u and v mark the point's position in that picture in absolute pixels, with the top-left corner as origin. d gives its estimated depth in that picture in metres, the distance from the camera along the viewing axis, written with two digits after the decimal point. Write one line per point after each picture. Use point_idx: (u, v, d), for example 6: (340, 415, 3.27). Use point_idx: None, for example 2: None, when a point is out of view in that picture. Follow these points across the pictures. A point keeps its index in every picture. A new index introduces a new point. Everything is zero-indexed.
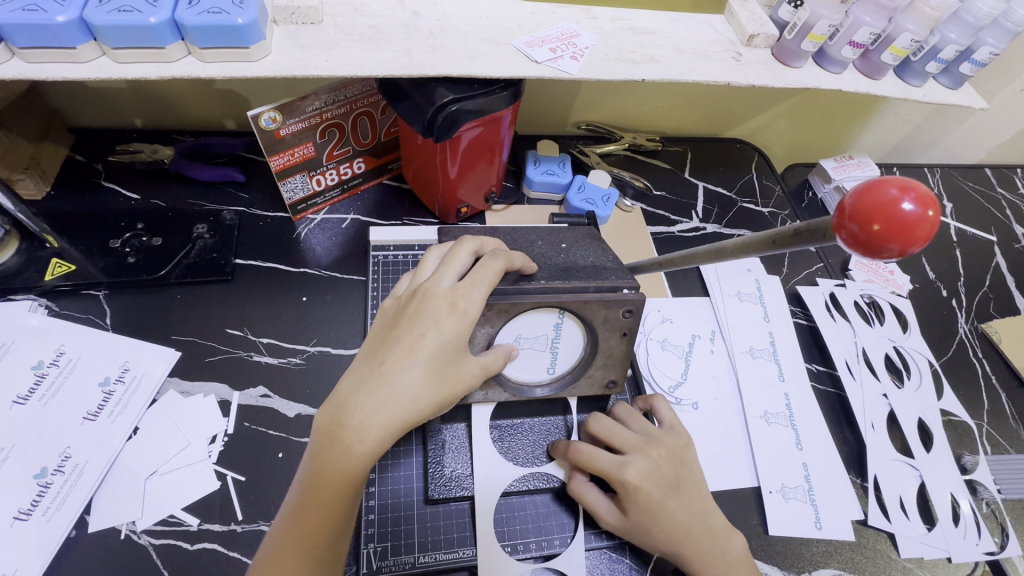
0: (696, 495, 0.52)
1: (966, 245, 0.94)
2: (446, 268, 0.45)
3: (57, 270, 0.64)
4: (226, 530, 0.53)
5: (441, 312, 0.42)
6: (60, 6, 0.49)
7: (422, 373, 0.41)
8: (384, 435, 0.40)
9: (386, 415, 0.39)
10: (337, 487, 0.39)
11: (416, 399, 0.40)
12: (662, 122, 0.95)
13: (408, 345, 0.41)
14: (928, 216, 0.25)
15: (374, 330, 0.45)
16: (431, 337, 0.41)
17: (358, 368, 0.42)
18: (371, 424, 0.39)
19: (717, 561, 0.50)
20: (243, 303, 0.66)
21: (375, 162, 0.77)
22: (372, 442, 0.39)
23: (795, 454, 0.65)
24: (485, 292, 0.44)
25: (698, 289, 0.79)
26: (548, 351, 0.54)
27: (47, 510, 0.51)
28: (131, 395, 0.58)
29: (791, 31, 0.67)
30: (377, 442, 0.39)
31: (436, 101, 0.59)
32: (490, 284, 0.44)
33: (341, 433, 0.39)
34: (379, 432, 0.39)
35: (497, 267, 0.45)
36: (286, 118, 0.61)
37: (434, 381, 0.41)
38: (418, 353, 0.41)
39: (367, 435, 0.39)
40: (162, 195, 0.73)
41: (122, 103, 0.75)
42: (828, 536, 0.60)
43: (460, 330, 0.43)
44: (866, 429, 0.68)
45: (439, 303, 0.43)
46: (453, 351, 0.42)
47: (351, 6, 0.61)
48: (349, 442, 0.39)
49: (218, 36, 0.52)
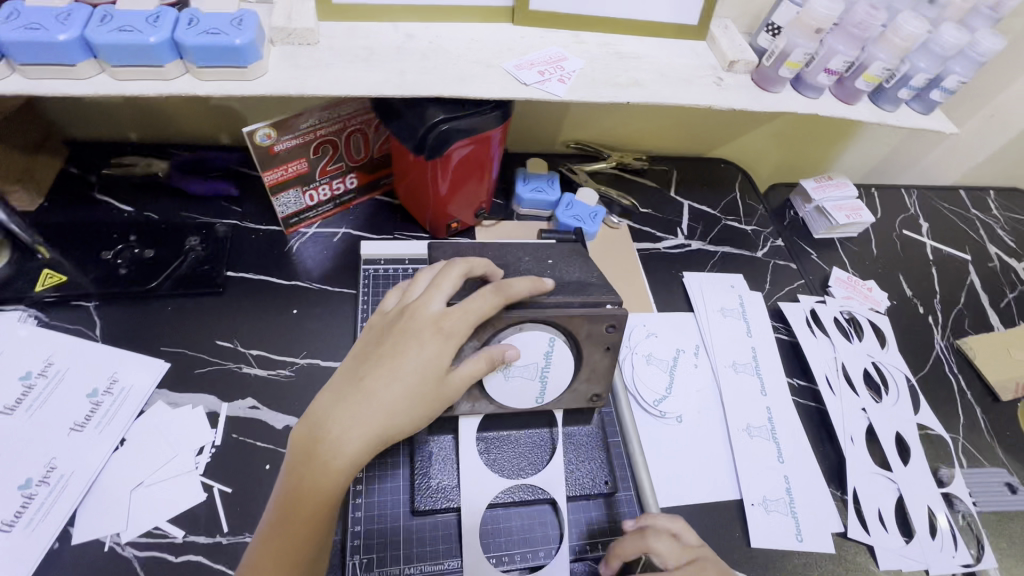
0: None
1: (941, 264, 0.97)
2: (436, 291, 0.48)
3: (48, 280, 0.65)
4: (211, 542, 0.53)
5: (425, 334, 0.46)
6: (61, 25, 0.50)
7: (400, 392, 0.44)
8: (361, 449, 0.43)
9: (361, 429, 0.43)
10: (314, 501, 0.42)
11: (393, 416, 0.44)
12: (648, 142, 0.98)
13: (389, 364, 0.45)
14: None
15: (361, 346, 0.49)
16: (413, 358, 0.45)
17: (341, 385, 0.46)
18: (349, 439, 0.43)
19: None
20: (233, 315, 0.67)
21: (367, 177, 0.79)
22: (349, 456, 0.43)
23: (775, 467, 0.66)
24: (471, 318, 0.47)
25: (683, 305, 0.80)
26: (537, 379, 0.54)
27: (30, 521, 0.50)
28: (119, 406, 0.58)
29: (769, 58, 0.70)
30: (353, 456, 0.43)
31: (427, 121, 0.61)
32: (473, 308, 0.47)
33: (320, 447, 0.42)
34: (354, 446, 0.43)
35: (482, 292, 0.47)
36: (281, 134, 0.63)
37: (413, 399, 0.45)
38: (399, 372, 0.45)
39: (344, 448, 0.42)
40: (156, 207, 0.74)
41: (118, 117, 0.77)
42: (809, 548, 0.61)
43: (441, 351, 0.46)
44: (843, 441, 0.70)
45: (425, 325, 0.46)
46: (432, 372, 0.46)
47: (347, 28, 0.63)
48: (326, 455, 0.42)
49: (216, 56, 0.54)
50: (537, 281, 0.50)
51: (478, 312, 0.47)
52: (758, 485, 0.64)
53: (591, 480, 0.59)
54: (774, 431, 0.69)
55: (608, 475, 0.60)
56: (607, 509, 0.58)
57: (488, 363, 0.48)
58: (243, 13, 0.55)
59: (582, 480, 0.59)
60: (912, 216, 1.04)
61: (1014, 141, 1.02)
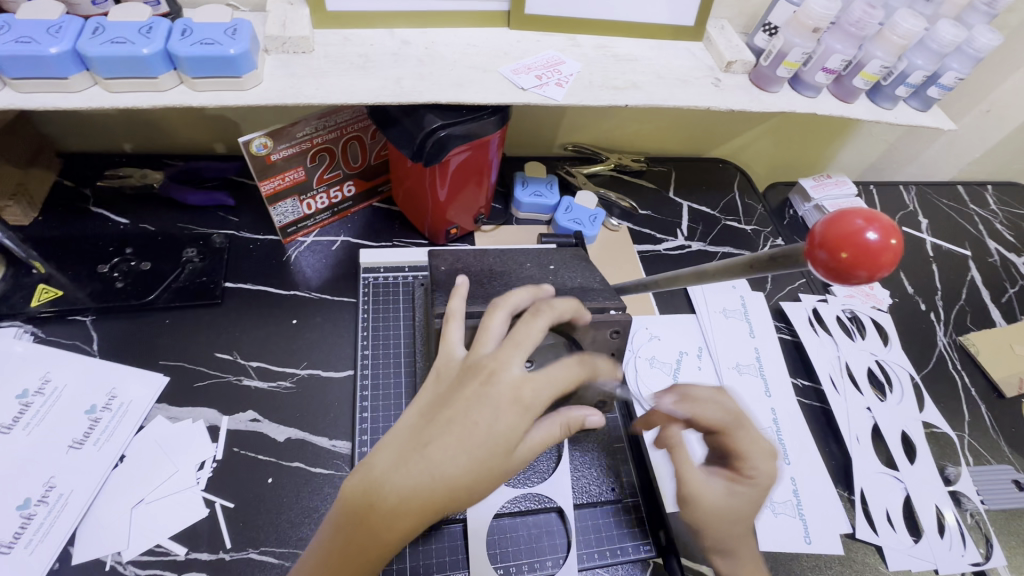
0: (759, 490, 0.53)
1: (942, 260, 0.96)
2: (522, 348, 0.40)
3: (43, 296, 0.64)
4: (214, 558, 0.52)
5: (501, 402, 0.38)
6: (53, 38, 0.50)
7: (470, 468, 0.37)
8: (414, 524, 0.37)
9: (419, 505, 0.37)
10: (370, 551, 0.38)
11: (460, 496, 0.37)
12: (646, 143, 0.97)
13: (457, 428, 0.38)
14: (891, 244, 0.25)
15: (425, 399, 0.41)
16: (484, 426, 0.38)
17: (399, 443, 0.39)
18: (412, 511, 0.37)
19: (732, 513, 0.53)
20: (232, 327, 0.66)
21: (365, 184, 0.78)
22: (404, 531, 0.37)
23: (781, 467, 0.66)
24: (552, 392, 0.40)
25: (685, 307, 0.80)
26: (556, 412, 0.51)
27: (30, 542, 0.50)
28: (118, 423, 0.57)
29: (766, 58, 0.70)
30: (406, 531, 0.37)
31: (425, 127, 0.61)
32: (531, 348, 0.40)
33: (373, 514, 0.37)
34: (411, 521, 0.37)
35: (540, 327, 0.41)
36: (277, 143, 0.62)
37: (485, 475, 0.38)
38: (471, 445, 0.37)
39: (398, 521, 0.37)
40: (152, 219, 0.74)
41: (112, 129, 0.76)
42: (818, 550, 0.61)
43: (518, 424, 0.38)
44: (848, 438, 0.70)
45: (504, 392, 0.38)
46: (508, 448, 0.38)
47: (342, 36, 0.63)
48: (380, 522, 0.37)
49: (210, 66, 0.53)
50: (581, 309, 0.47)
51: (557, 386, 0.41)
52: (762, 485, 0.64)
53: (597, 488, 0.58)
54: (780, 431, 0.69)
55: (614, 482, 0.59)
56: (614, 515, 0.57)
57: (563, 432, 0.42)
58: (238, 22, 0.55)
59: (589, 487, 0.58)
60: (911, 213, 1.04)
61: (1011, 135, 1.02)
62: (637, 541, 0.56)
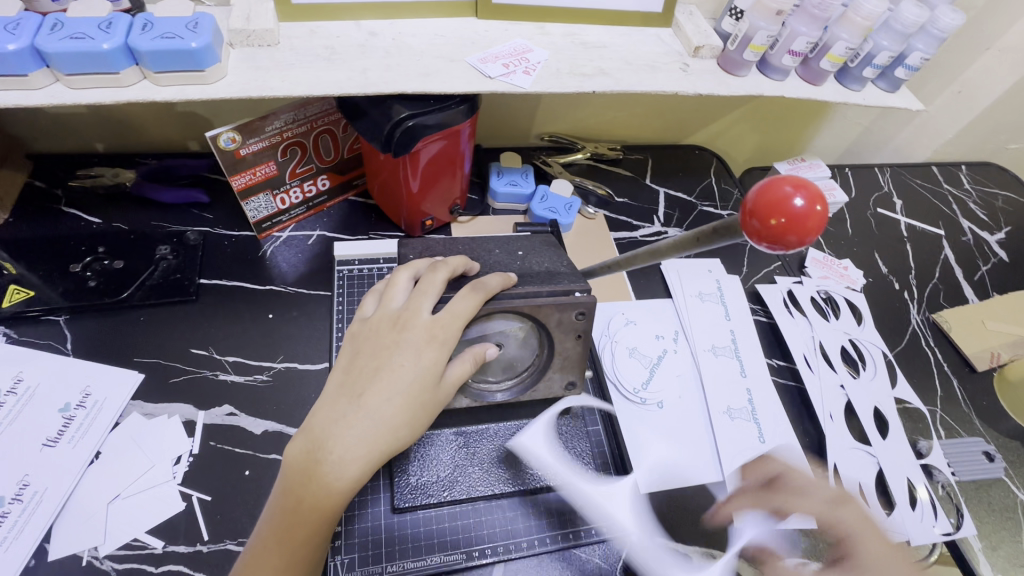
0: None
1: (915, 240, 0.98)
2: (428, 295, 0.47)
3: (15, 296, 0.64)
4: (191, 551, 0.52)
5: (419, 344, 0.45)
6: (10, 35, 0.49)
7: (401, 407, 0.43)
8: (363, 469, 0.42)
9: (366, 449, 0.42)
10: (315, 504, 0.41)
11: (399, 429, 0.43)
12: (622, 132, 0.98)
13: (384, 374, 0.43)
14: (817, 209, 0.25)
15: (349, 357, 0.46)
16: (408, 367, 0.44)
17: (332, 402, 0.43)
18: (357, 453, 0.41)
19: None
20: (208, 323, 0.67)
21: (339, 178, 0.78)
22: (353, 477, 0.41)
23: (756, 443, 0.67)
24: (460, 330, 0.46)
25: (661, 292, 0.81)
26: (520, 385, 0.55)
27: (4, 540, 0.50)
28: (92, 420, 0.57)
29: (733, 42, 0.71)
30: (356, 477, 0.41)
31: (393, 118, 0.61)
32: (438, 292, 0.47)
33: (319, 470, 0.41)
34: (359, 465, 0.41)
35: (441, 277, 0.48)
36: (246, 138, 0.62)
37: (416, 411, 0.44)
38: (399, 384, 0.43)
39: (347, 469, 0.41)
40: (124, 218, 0.73)
41: (82, 128, 0.76)
42: None
43: (438, 360, 0.45)
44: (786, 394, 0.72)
45: (419, 333, 0.45)
46: (431, 381, 0.45)
47: (308, 28, 0.63)
48: (329, 476, 0.41)
49: (173, 60, 0.53)
50: (505, 277, 0.49)
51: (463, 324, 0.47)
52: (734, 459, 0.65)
53: (570, 467, 0.59)
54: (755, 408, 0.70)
55: (585, 462, 0.60)
56: (587, 496, 0.58)
57: (474, 366, 0.48)
58: (199, 16, 0.55)
59: (561, 468, 0.59)
60: (885, 194, 1.05)
61: (983, 115, 1.03)
62: (612, 521, 0.57)
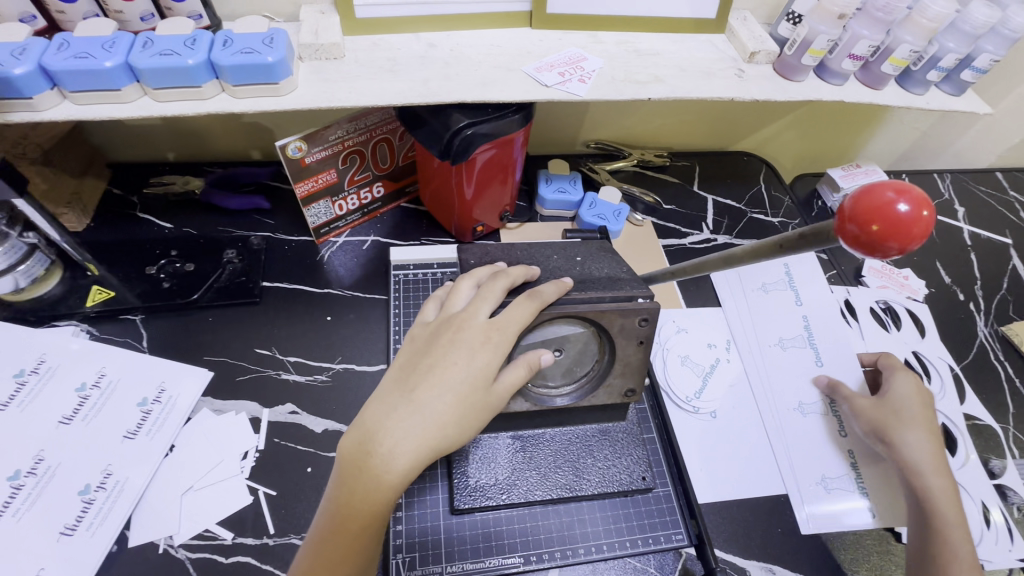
0: None
1: (980, 249, 0.94)
2: (486, 300, 0.48)
3: (97, 296, 0.68)
4: (259, 543, 0.54)
5: (474, 344, 0.45)
6: (107, 53, 0.53)
7: (454, 405, 0.43)
8: (411, 464, 0.42)
9: (416, 445, 0.42)
10: (365, 497, 0.41)
11: (449, 428, 0.43)
12: (669, 138, 0.97)
13: (438, 372, 0.44)
14: (923, 215, 0.25)
15: (406, 357, 0.47)
16: (462, 366, 0.44)
17: (386, 396, 0.44)
18: (406, 447, 0.42)
19: None
20: (271, 324, 0.69)
21: (393, 185, 0.80)
22: (401, 471, 0.41)
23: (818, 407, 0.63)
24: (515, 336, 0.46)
25: (711, 299, 0.79)
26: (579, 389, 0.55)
27: (91, 526, 0.52)
28: (167, 415, 0.60)
29: (791, 47, 0.69)
30: (404, 471, 0.42)
31: (452, 126, 0.62)
32: (496, 298, 0.48)
33: (368, 461, 0.41)
34: (407, 459, 0.42)
35: (500, 284, 0.49)
36: (311, 146, 0.65)
37: (470, 412, 0.44)
38: (451, 382, 0.44)
39: (396, 463, 0.41)
40: (193, 223, 0.77)
41: (156, 139, 0.80)
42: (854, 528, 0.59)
43: (491, 362, 0.45)
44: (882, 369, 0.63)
45: (474, 335, 0.46)
46: (483, 383, 0.45)
47: (370, 41, 0.65)
48: (378, 468, 0.41)
49: (250, 74, 0.56)
50: (560, 282, 0.49)
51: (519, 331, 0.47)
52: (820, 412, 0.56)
53: (627, 476, 0.57)
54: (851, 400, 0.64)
55: (645, 471, 0.58)
56: (644, 505, 0.57)
57: (526, 373, 0.48)
58: (274, 32, 0.58)
59: (619, 476, 0.57)
60: (946, 201, 1.01)
61: None
62: (669, 531, 0.56)
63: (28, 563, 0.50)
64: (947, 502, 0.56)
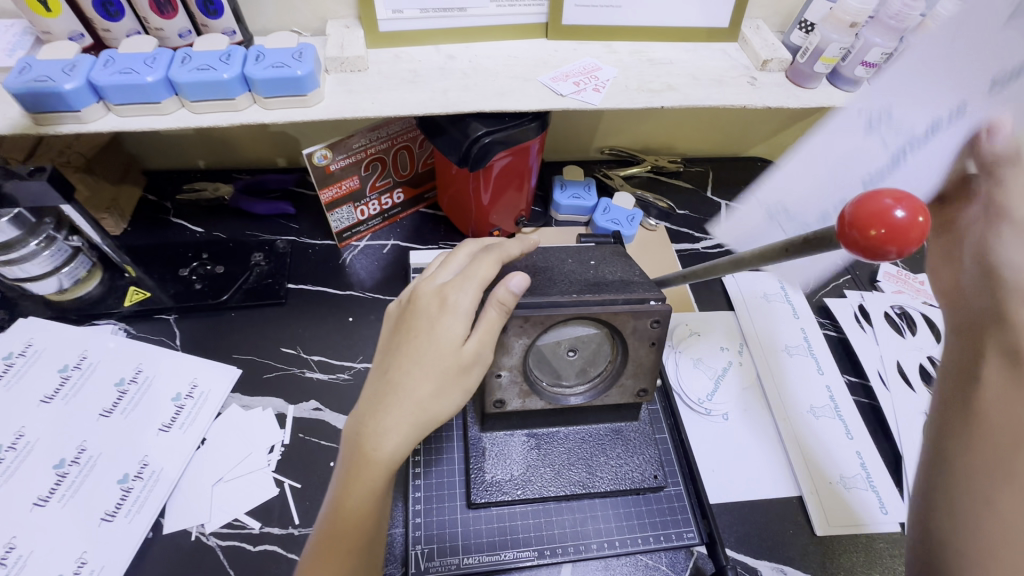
0: None
1: None
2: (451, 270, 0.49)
3: (135, 296, 0.71)
4: (285, 533, 0.57)
5: (436, 308, 0.46)
6: (150, 68, 0.57)
7: (427, 370, 0.44)
8: (399, 439, 0.43)
9: (398, 420, 0.44)
10: (364, 481, 0.43)
11: (426, 395, 0.44)
12: (683, 145, 0.99)
13: (408, 345, 0.45)
14: (919, 221, 0.26)
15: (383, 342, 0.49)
16: (429, 333, 0.45)
17: (370, 385, 0.47)
18: (390, 424, 0.43)
19: None
20: (296, 324, 0.72)
21: (413, 191, 0.83)
22: (389, 447, 0.43)
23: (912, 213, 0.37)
24: (478, 292, 0.47)
25: (723, 304, 0.80)
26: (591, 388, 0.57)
27: (129, 513, 0.55)
28: (199, 409, 0.63)
29: (803, 55, 0.71)
30: (393, 446, 0.43)
31: (470, 135, 0.65)
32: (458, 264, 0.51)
33: (361, 448, 0.44)
34: (396, 436, 0.43)
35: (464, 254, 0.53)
36: (335, 154, 0.68)
37: (444, 371, 0.45)
38: (419, 351, 0.45)
39: (384, 441, 0.43)
40: (223, 228, 0.81)
41: (189, 148, 0.84)
42: (868, 528, 0.60)
43: (458, 319, 0.46)
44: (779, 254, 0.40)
45: (434, 299, 0.47)
46: (453, 342, 0.45)
47: (393, 54, 0.68)
48: (369, 451, 0.43)
49: (281, 86, 0.59)
50: (524, 241, 0.57)
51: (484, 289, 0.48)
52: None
53: (639, 475, 0.58)
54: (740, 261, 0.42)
55: (657, 469, 0.59)
56: (656, 503, 0.58)
57: (499, 313, 0.46)
58: (303, 47, 0.61)
59: (631, 474, 0.58)
60: None
61: None
62: (681, 529, 0.57)
63: (71, 546, 0.53)
64: None
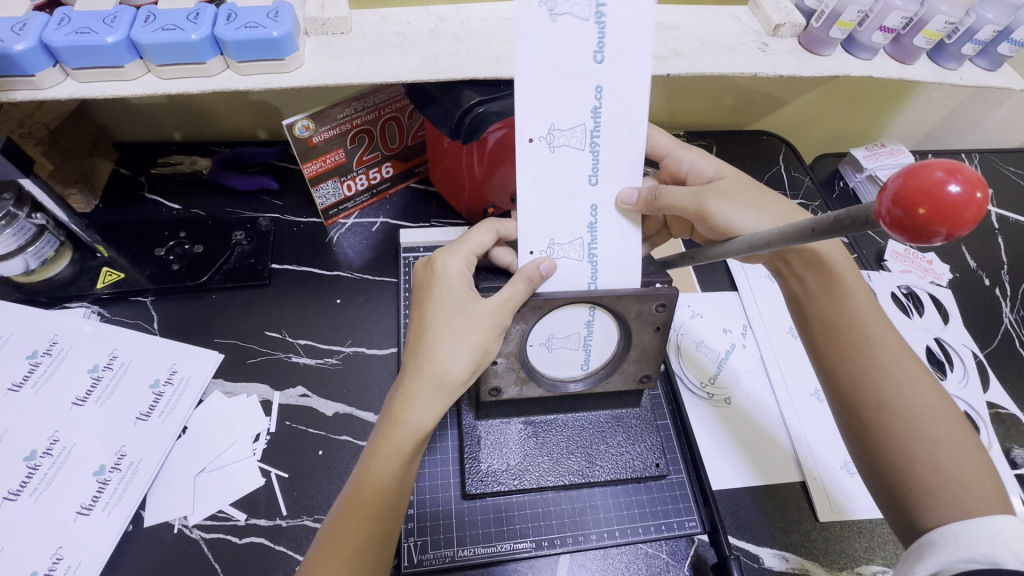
0: (924, 440, 0.44)
1: (1009, 232, 0.90)
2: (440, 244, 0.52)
3: (107, 278, 0.67)
4: (272, 525, 0.54)
5: (435, 278, 0.48)
6: (109, 28, 0.52)
7: (438, 332, 0.45)
8: (423, 397, 0.44)
9: (419, 385, 0.44)
10: (390, 444, 0.43)
11: (441, 357, 0.44)
12: (686, 117, 0.95)
13: (420, 318, 0.47)
14: (977, 196, 0.23)
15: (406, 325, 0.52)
16: (436, 303, 0.46)
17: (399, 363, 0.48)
18: (412, 388, 0.44)
19: (924, 456, 0.44)
20: (281, 306, 0.69)
21: (402, 165, 0.79)
22: (418, 407, 0.44)
23: (588, 74, 0.39)
24: (468, 257, 0.49)
25: (726, 283, 0.78)
26: (592, 375, 0.54)
27: (107, 505, 0.53)
28: (179, 396, 0.60)
29: (818, 19, 0.66)
30: (420, 406, 0.44)
31: (463, 104, 0.60)
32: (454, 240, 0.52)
33: (392, 416, 0.44)
34: (421, 399, 0.44)
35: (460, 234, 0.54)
36: (319, 125, 0.63)
37: (457, 331, 0.45)
38: (429, 320, 0.46)
39: (411, 402, 0.44)
40: (202, 204, 0.77)
41: (163, 117, 0.79)
42: (870, 515, 0.58)
43: (461, 287, 0.47)
44: (585, 147, 0.42)
45: (430, 273, 0.48)
46: (462, 306, 0.45)
47: (378, 14, 0.62)
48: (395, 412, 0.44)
49: (255, 50, 0.54)
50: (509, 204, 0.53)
51: (476, 257, 0.50)
52: (623, 276, 0.47)
53: (641, 462, 0.56)
54: (597, 158, 0.42)
55: (659, 457, 0.57)
56: (657, 491, 0.57)
57: (526, 288, 0.44)
58: (279, 5, 0.56)
59: (633, 462, 0.56)
60: None
61: None
62: (683, 517, 0.56)
63: (47, 541, 0.50)
64: (875, 326, 0.49)
